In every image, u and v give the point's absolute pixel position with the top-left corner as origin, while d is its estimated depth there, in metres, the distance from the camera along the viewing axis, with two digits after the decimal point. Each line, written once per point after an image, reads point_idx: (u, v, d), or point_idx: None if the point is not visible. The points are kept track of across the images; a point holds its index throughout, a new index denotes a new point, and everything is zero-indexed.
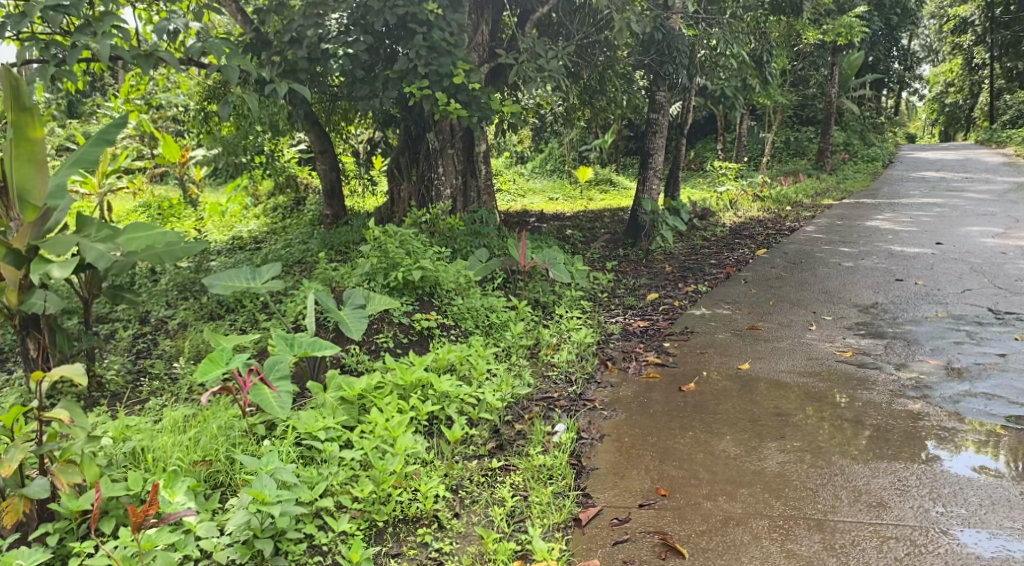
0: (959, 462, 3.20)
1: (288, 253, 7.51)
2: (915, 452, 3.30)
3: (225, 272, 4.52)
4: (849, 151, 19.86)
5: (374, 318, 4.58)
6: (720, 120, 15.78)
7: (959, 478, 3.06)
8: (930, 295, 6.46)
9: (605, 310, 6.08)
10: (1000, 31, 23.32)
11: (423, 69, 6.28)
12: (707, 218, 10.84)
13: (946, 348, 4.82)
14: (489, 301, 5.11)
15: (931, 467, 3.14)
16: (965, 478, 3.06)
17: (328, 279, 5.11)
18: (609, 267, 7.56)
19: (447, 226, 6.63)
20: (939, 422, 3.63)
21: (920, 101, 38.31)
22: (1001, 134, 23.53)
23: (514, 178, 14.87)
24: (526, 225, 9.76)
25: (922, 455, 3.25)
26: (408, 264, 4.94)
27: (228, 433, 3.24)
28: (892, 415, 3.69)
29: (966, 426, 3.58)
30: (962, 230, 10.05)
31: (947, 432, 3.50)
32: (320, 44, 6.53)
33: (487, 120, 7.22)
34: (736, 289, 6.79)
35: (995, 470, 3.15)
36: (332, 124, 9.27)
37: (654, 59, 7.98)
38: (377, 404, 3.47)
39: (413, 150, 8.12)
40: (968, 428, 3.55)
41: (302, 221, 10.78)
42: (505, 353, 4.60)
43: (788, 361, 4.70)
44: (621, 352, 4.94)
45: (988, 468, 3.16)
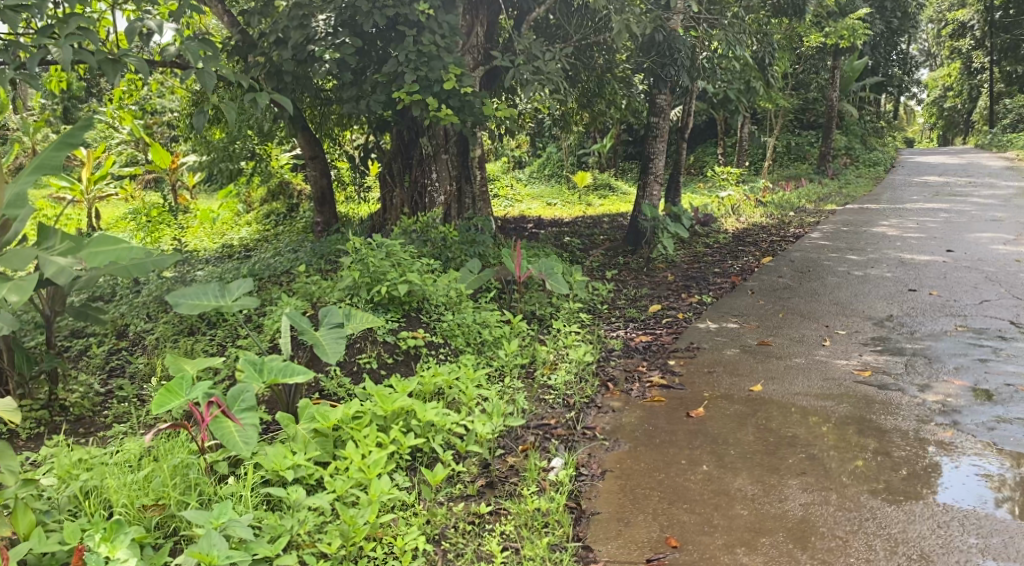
0: (980, 498, 2.89)
1: (276, 264, 7.17)
2: (950, 487, 2.97)
3: (190, 288, 4.00)
4: (851, 155, 19.56)
5: (356, 336, 4.27)
6: (720, 124, 15.50)
7: (1006, 522, 2.74)
8: (947, 306, 6.13)
9: (606, 323, 5.76)
10: (1001, 35, 23.10)
11: (412, 74, 5.95)
12: (710, 224, 10.53)
13: (972, 367, 4.49)
14: (482, 316, 4.79)
15: (971, 511, 2.81)
16: (1013, 523, 2.74)
17: (310, 293, 4.79)
18: (609, 276, 7.25)
19: (438, 234, 6.32)
20: (975, 452, 3.31)
21: (919, 105, 38.03)
22: (1002, 137, 23.24)
23: (512, 182, 14.57)
24: (523, 232, 9.45)
25: (953, 493, 2.92)
26: (393, 278, 4.61)
27: (186, 471, 2.92)
28: (924, 445, 3.37)
29: (1005, 457, 3.26)
30: (971, 236, 9.74)
31: (976, 462, 3.18)
32: (306, 45, 6.16)
33: (480, 125, 6.89)
34: (743, 301, 6.47)
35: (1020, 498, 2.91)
36: (322, 128, 8.94)
37: (655, 62, 7.69)
38: (354, 437, 3.15)
39: (406, 155, 7.79)
40: (1007, 460, 3.23)
41: (294, 228, 10.47)
42: (498, 374, 4.29)
43: (804, 381, 4.37)
44: (623, 372, 4.61)
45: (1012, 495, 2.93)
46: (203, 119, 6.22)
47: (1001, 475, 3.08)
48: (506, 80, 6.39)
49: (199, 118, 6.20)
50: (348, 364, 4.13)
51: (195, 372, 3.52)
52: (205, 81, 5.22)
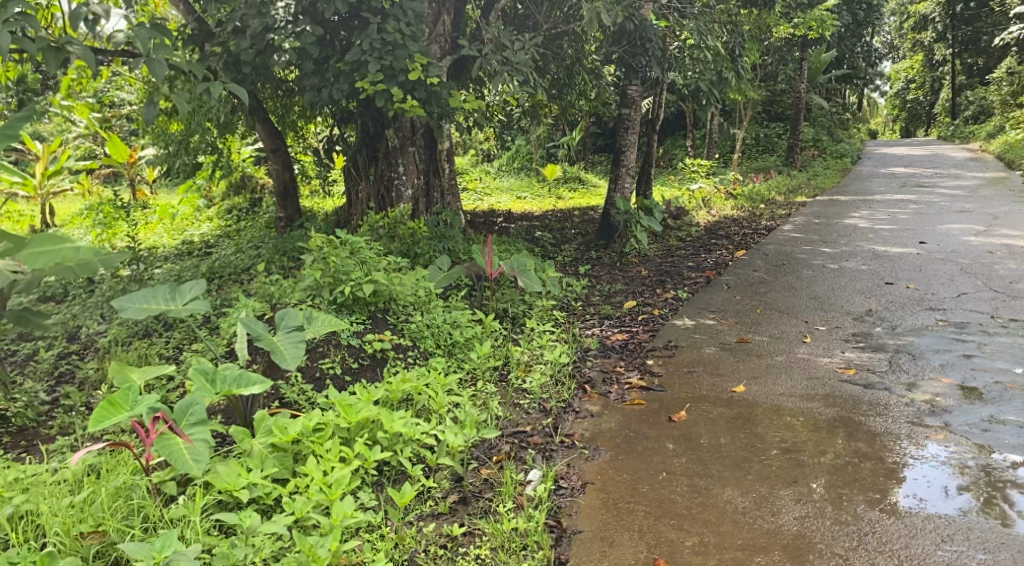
0: (950, 502, 2.85)
1: (237, 262, 6.88)
2: (927, 492, 2.90)
3: (137, 291, 3.68)
4: (818, 146, 19.61)
5: (319, 340, 4.02)
6: (689, 116, 15.39)
7: (991, 526, 2.70)
8: (925, 300, 6.04)
9: (581, 321, 5.57)
10: (962, 28, 23.33)
11: (376, 63, 5.69)
12: (682, 217, 10.40)
13: (957, 364, 4.36)
14: (453, 316, 4.57)
15: (953, 517, 2.75)
16: (997, 525, 2.70)
17: (270, 293, 4.52)
18: (582, 271, 7.06)
19: (407, 230, 6.08)
20: (969, 457, 3.18)
21: (882, 98, 38.38)
22: (965, 129, 23.47)
23: (481, 176, 14.33)
24: (493, 227, 9.24)
25: (928, 499, 2.85)
26: (357, 278, 4.34)
27: (129, 492, 2.67)
28: (914, 449, 3.24)
29: (1003, 462, 3.13)
30: (942, 228, 9.71)
31: (943, 460, 3.15)
32: (265, 34, 5.87)
33: (447, 116, 6.65)
34: (720, 296, 6.33)
35: (1014, 512, 2.78)
36: (284, 120, 8.62)
37: (626, 51, 7.47)
38: (316, 452, 2.93)
39: (372, 147, 7.50)
40: (1004, 465, 3.11)
41: (257, 223, 10.15)
42: (470, 378, 4.08)
43: (787, 381, 4.21)
44: (600, 373, 4.42)
45: (1004, 509, 2.80)
46: (154, 111, 5.80)
47: (992, 483, 2.95)
48: (475, 70, 6.14)
49: (150, 110, 5.76)
50: (309, 371, 3.88)
51: (144, 383, 3.27)
52: (154, 70, 4.89)
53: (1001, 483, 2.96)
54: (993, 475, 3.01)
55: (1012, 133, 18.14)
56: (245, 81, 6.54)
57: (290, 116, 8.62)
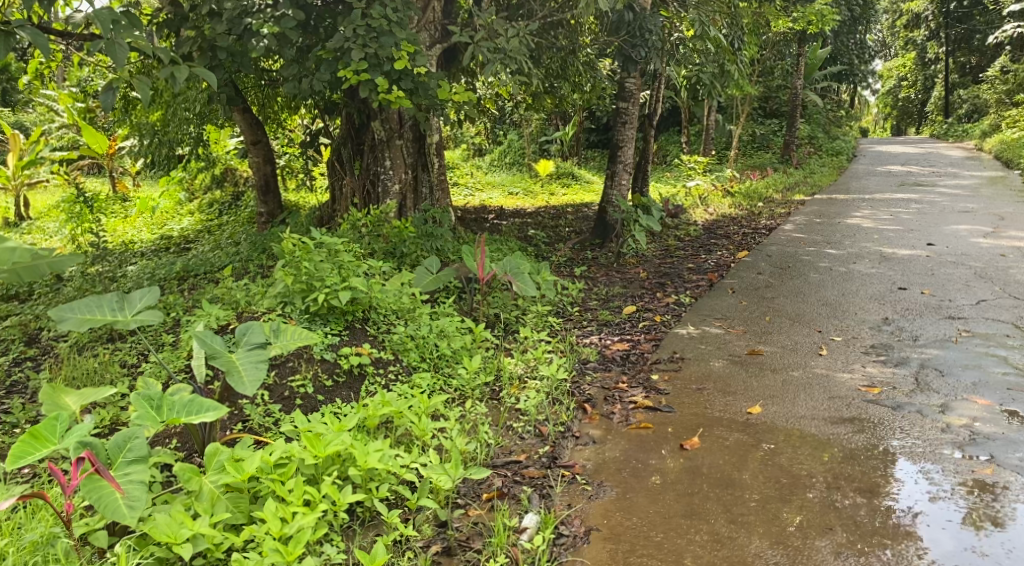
0: (944, 527, 2.75)
1: (214, 260, 6.47)
2: (919, 515, 2.80)
3: (79, 298, 3.23)
4: (814, 144, 19.24)
5: (288, 355, 3.59)
6: (684, 110, 14.97)
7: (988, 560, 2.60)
8: (943, 307, 5.66)
9: (578, 329, 5.18)
10: (955, 26, 23.03)
11: (360, 51, 5.22)
12: (680, 216, 10.00)
13: (991, 382, 3.97)
14: (439, 324, 4.16)
15: (947, 547, 2.66)
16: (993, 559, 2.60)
17: (238, 301, 4.10)
18: (578, 273, 6.68)
19: (392, 229, 5.67)
20: (972, 475, 3.01)
21: (874, 97, 38.07)
22: (959, 126, 23.11)
23: (471, 171, 13.90)
24: (483, 224, 8.85)
25: (919, 523, 2.76)
26: (332, 284, 3.88)
27: (48, 549, 2.31)
28: (947, 481, 2.98)
29: (1009, 488, 2.93)
30: (949, 228, 9.35)
31: (942, 474, 3.02)
32: (241, 18, 5.53)
33: (436, 108, 6.22)
34: (725, 301, 5.93)
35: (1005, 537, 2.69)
36: (266, 110, 8.15)
37: (625, 43, 7.00)
38: (275, 492, 2.55)
39: (357, 140, 7.11)
40: (1012, 494, 2.90)
41: (239, 218, 9.69)
42: (457, 398, 3.67)
43: (806, 399, 3.83)
44: (600, 391, 4.00)
45: (995, 533, 2.71)
46: (111, 98, 4.56)
47: (1005, 530, 2.72)
48: (465, 59, 5.70)
49: (107, 96, 4.53)
50: (277, 389, 3.46)
51: (82, 407, 2.88)
52: (116, 55, 4.11)
53: (992, 516, 2.79)
54: (988, 509, 2.82)
55: (1009, 131, 17.80)
56: (222, 68, 6.13)
57: (273, 107, 8.16)
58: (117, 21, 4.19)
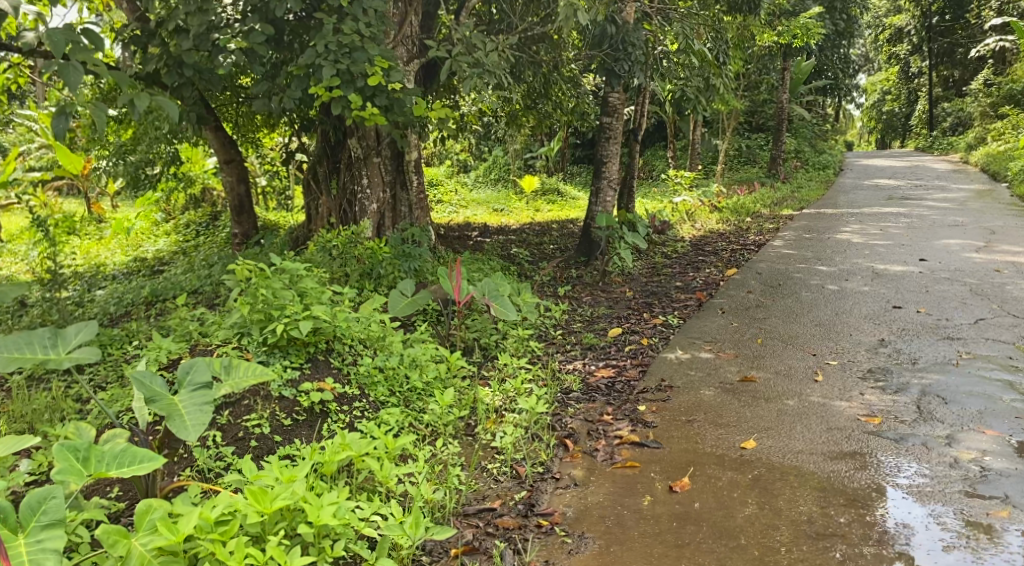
0: None
1: (183, 283, 6.21)
2: None
3: (7, 337, 2.97)
4: (801, 158, 19.13)
5: (244, 393, 3.34)
6: (670, 125, 14.78)
7: None
8: (941, 327, 5.43)
9: (561, 353, 4.92)
10: (938, 40, 23.09)
11: (332, 67, 4.96)
12: (667, 232, 9.78)
13: (999, 410, 3.73)
14: (412, 353, 3.89)
15: None
16: None
17: (195, 331, 3.81)
18: (561, 293, 6.44)
19: (366, 250, 5.44)
20: (986, 519, 2.78)
21: (857, 111, 38.09)
22: (943, 140, 23.03)
23: (456, 188, 13.66)
24: (464, 242, 8.61)
25: None
26: (292, 313, 3.58)
27: None
28: (961, 528, 2.75)
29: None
30: (940, 243, 9.16)
31: (955, 518, 2.79)
32: (209, 33, 5.30)
33: (413, 125, 5.97)
34: (715, 322, 5.70)
35: None
36: (239, 127, 7.88)
37: (607, 56, 6.72)
38: (215, 556, 2.29)
39: (333, 159, 6.86)
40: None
41: (216, 238, 9.38)
42: (429, 437, 3.42)
43: (804, 431, 3.59)
44: (584, 424, 3.74)
45: None
46: (63, 124, 4.00)
47: None
48: (442, 74, 5.43)
49: (58, 122, 3.98)
50: (231, 430, 3.21)
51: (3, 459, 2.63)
52: (70, 78, 3.80)
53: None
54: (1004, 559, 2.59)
55: (995, 143, 17.70)
56: (190, 86, 5.89)
57: (247, 127, 7.90)
58: (74, 41, 3.86)
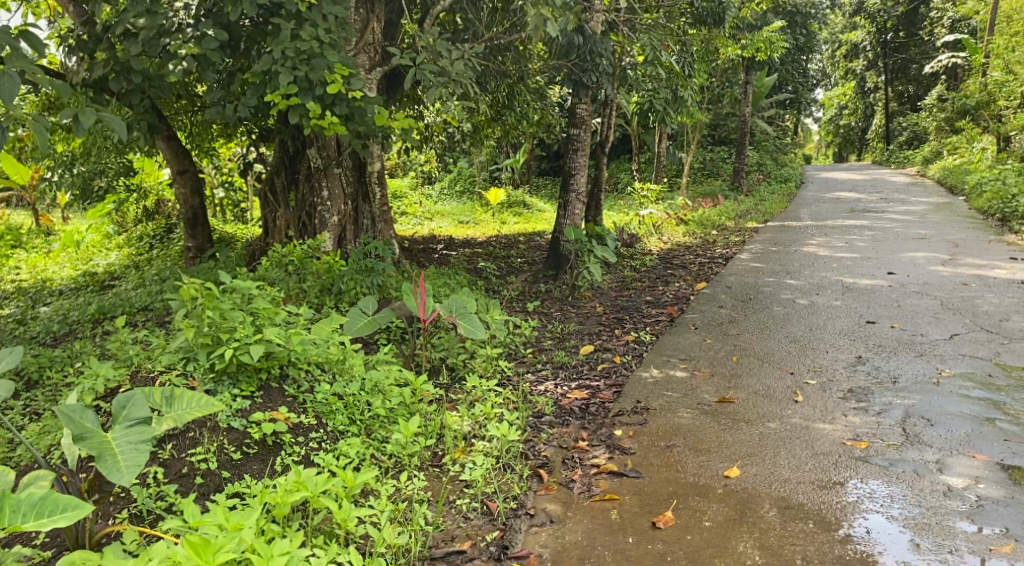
0: None
1: (132, 299, 5.88)
2: None
3: None
4: (763, 171, 19.20)
5: (188, 424, 3.08)
6: (634, 138, 14.68)
7: None
8: (917, 343, 5.32)
9: (532, 373, 4.70)
10: (893, 56, 23.41)
11: (289, 74, 4.69)
12: (635, 245, 9.64)
13: (985, 433, 3.60)
14: (373, 377, 3.64)
15: None
16: None
17: (137, 356, 3.50)
18: (531, 308, 6.23)
19: (322, 267, 5.25)
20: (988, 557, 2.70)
21: (814, 125, 38.58)
22: (899, 153, 23.32)
23: (419, 200, 13.39)
24: (429, 255, 8.37)
25: None
26: (242, 335, 3.30)
27: None
28: None
29: None
30: (906, 256, 9.13)
31: (956, 556, 2.71)
32: (160, 38, 4.97)
33: (374, 135, 5.72)
34: (689, 339, 5.54)
35: None
36: (193, 136, 7.53)
37: (574, 67, 6.58)
38: None
39: (291, 169, 6.59)
40: None
41: (170, 250, 8.96)
42: (391, 471, 3.19)
43: (788, 457, 3.42)
44: (558, 452, 3.51)
45: None
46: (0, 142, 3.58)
47: None
48: (405, 83, 5.18)
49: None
50: (175, 465, 2.94)
51: None
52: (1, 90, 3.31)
53: None
54: None
55: (951, 157, 17.96)
56: (139, 92, 5.55)
57: (202, 137, 7.56)
58: (10, 44, 3.48)
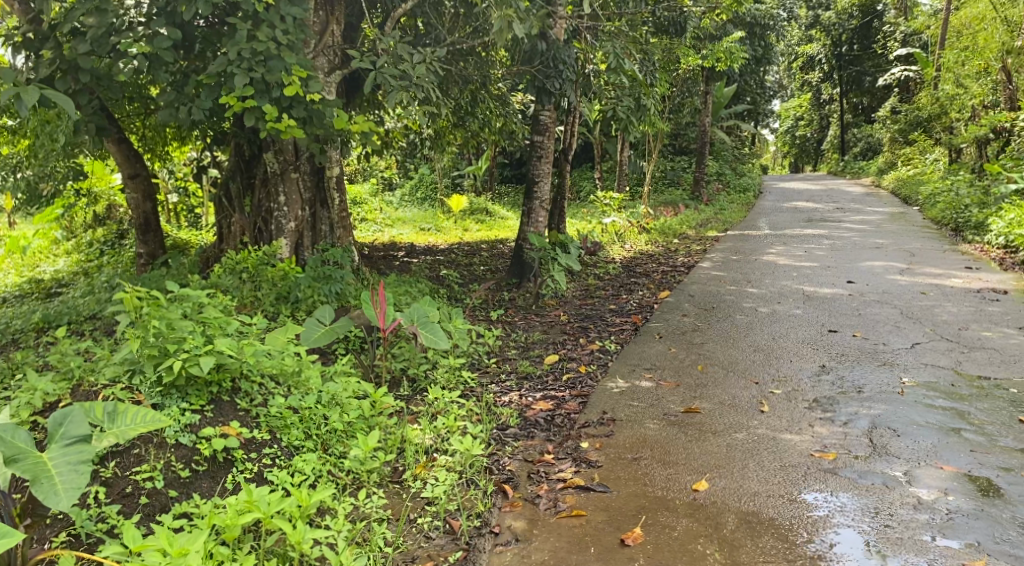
0: None
1: (79, 307, 5.64)
2: None
3: None
4: (723, 181, 19.37)
5: (133, 440, 2.90)
6: (596, 146, 14.67)
7: None
8: (879, 352, 5.34)
9: (495, 383, 4.59)
10: (848, 69, 23.81)
11: (244, 76, 4.53)
12: (598, 252, 9.59)
13: (952, 443, 3.60)
14: (331, 390, 3.51)
15: None
16: None
17: (80, 368, 3.31)
18: (494, 317, 6.12)
19: (279, 274, 5.09)
20: None
21: (771, 135, 39.14)
22: (854, 164, 23.73)
23: (381, 206, 13.20)
24: (390, 262, 8.22)
25: None
26: (192, 346, 3.13)
27: None
28: None
29: None
30: (864, 265, 9.22)
31: None
32: (109, 37, 4.76)
33: (333, 140, 5.57)
34: (653, 348, 5.48)
35: None
36: (145, 139, 7.28)
37: (538, 73, 6.45)
38: None
39: (247, 173, 6.39)
40: None
41: (122, 256, 8.67)
42: (349, 489, 3.06)
43: (757, 469, 3.36)
44: (523, 466, 3.41)
45: None
46: None
47: None
48: (366, 86, 5.05)
49: None
50: (118, 484, 2.77)
51: None
52: None
53: None
54: None
55: (905, 168, 18.31)
56: (87, 93, 5.32)
57: (155, 139, 7.32)
58: None
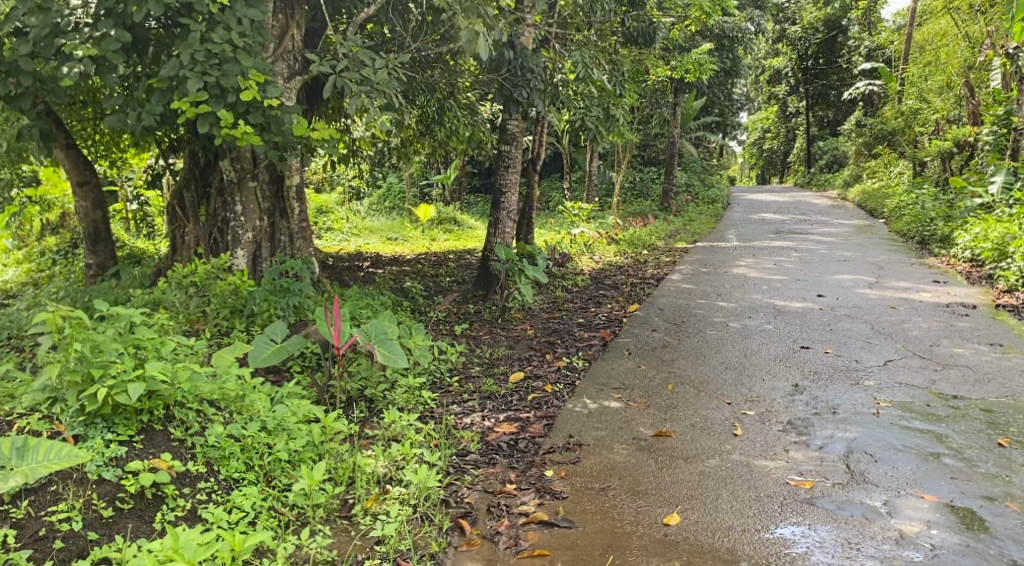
0: None
1: (17, 321, 5.32)
2: None
3: None
4: (692, 192, 19.35)
5: (50, 476, 2.63)
6: (566, 156, 14.51)
7: None
8: (853, 370, 5.21)
9: (457, 404, 4.36)
10: (814, 82, 23.97)
11: (195, 80, 4.27)
12: (567, 264, 9.41)
13: (931, 470, 3.45)
14: (279, 415, 3.26)
15: None
16: None
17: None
18: (457, 332, 5.89)
19: (229, 287, 4.83)
20: None
21: (737, 147, 39.42)
22: (821, 177, 23.89)
23: (347, 215, 12.91)
24: (352, 273, 7.94)
25: None
26: (118, 370, 2.86)
27: None
28: None
29: None
30: (833, 278, 9.14)
31: None
32: (55, 39, 4.42)
33: (290, 148, 5.32)
34: (623, 364, 5.29)
35: None
36: (94, 143, 6.94)
37: (505, 81, 6.23)
38: None
39: (201, 181, 6.10)
40: None
41: (72, 267, 8.27)
42: (293, 526, 2.83)
43: (730, 499, 3.18)
44: (483, 498, 3.19)
45: None
46: None
47: None
48: (325, 91, 4.81)
49: None
50: (30, 526, 2.52)
51: None
52: None
53: None
54: None
55: (871, 181, 18.43)
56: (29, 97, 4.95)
57: (105, 145, 6.98)
58: None
